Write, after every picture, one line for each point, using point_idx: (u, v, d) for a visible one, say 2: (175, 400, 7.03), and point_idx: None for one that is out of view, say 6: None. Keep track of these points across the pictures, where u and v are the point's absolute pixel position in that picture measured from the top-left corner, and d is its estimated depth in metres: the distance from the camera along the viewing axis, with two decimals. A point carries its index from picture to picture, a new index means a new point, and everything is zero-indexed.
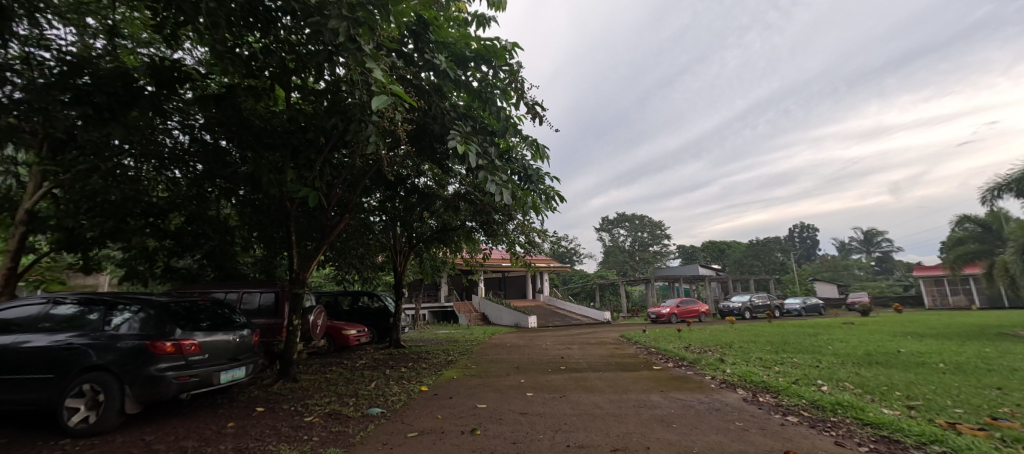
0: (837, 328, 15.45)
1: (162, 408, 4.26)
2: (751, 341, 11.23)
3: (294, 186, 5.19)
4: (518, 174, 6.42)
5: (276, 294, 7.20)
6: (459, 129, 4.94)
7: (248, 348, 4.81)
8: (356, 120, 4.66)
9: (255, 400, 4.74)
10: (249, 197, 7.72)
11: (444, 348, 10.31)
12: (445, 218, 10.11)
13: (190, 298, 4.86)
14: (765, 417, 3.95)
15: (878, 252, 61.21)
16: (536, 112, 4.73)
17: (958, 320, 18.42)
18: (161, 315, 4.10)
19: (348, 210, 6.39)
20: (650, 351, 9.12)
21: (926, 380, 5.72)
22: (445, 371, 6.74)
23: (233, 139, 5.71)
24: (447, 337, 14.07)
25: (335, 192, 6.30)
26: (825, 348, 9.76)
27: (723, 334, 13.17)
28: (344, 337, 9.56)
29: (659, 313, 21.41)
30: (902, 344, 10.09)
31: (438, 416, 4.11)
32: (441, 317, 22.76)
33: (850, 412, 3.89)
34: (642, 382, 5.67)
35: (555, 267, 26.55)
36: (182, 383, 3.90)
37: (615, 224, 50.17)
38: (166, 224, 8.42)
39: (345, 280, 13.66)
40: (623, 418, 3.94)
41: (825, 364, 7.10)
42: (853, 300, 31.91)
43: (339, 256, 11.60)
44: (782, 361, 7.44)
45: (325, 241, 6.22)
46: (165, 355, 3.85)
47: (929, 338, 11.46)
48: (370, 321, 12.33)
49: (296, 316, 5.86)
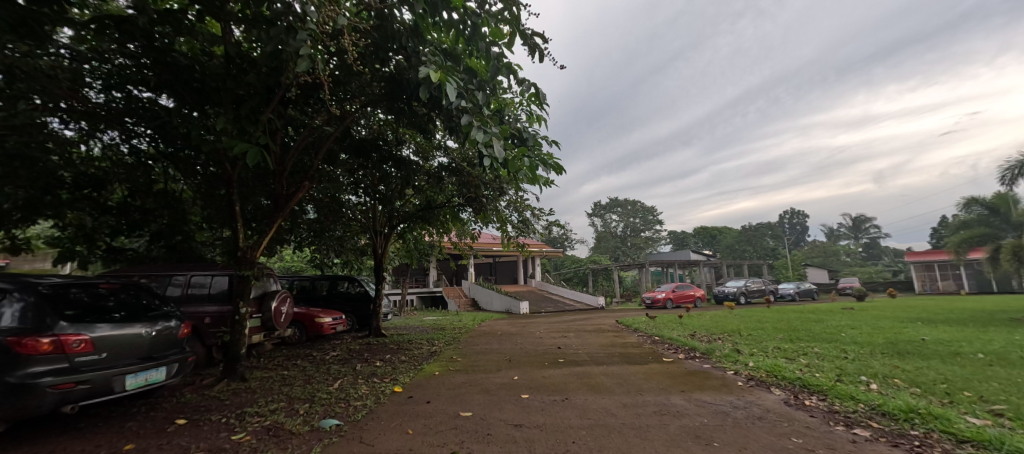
0: (841, 314, 14.89)
1: (44, 424, 3.33)
2: (758, 328, 10.50)
3: (230, 142, 4.16)
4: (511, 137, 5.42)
5: (229, 277, 6.22)
6: (435, 62, 3.93)
7: (171, 343, 3.90)
8: (294, 35, 3.60)
9: (179, 409, 3.81)
10: (197, 165, 6.69)
11: (429, 337, 9.42)
12: (429, 195, 9.16)
13: (95, 279, 3.89)
14: (827, 431, 3.10)
15: (867, 238, 61.46)
16: (536, 44, 3.71)
17: (958, 305, 17.97)
18: (46, 303, 3.15)
19: (308, 179, 5.33)
20: (655, 341, 8.32)
21: (983, 375, 4.94)
22: (426, 366, 5.80)
23: (159, 85, 4.68)
24: (434, 324, 13.18)
25: (290, 155, 5.26)
26: (841, 336, 9.03)
27: (725, 320, 12.45)
28: (317, 326, 8.60)
29: (654, 299, 20.82)
30: (919, 331, 9.41)
31: (408, 430, 3.20)
32: (430, 302, 21.95)
33: (937, 424, 3.07)
34: (656, 380, 4.82)
35: (547, 252, 25.74)
36: (64, 393, 2.99)
37: (607, 209, 49.46)
38: (105, 197, 7.34)
39: (323, 264, 12.62)
40: (646, 434, 3.06)
41: (853, 355, 6.34)
42: (845, 285, 31.67)
43: (314, 236, 10.57)
44: (805, 352, 6.66)
45: (276, 215, 5.14)
46: (39, 356, 2.93)
47: (942, 324, 10.84)
48: (350, 308, 11.34)
49: (244, 304, 4.89)
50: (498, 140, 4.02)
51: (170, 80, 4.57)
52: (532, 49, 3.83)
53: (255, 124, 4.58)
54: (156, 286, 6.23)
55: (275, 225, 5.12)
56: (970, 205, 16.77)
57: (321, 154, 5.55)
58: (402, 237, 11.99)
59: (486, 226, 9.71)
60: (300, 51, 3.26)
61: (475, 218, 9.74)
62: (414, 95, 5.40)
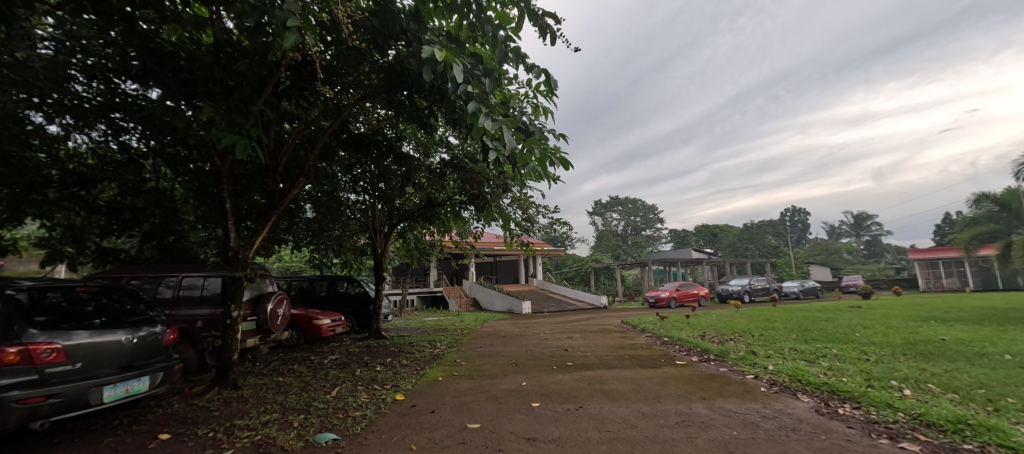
0: (848, 313, 14.63)
1: (14, 442, 3.06)
2: (767, 328, 10.22)
3: (217, 134, 3.86)
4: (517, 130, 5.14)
5: (222, 278, 5.94)
6: (438, 44, 3.65)
7: (154, 351, 3.64)
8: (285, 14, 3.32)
9: (163, 422, 3.54)
10: (188, 161, 6.41)
11: (430, 338, 9.15)
12: (430, 191, 8.88)
13: (72, 282, 3.61)
14: (873, 445, 2.81)
15: (869, 235, 61.20)
16: (548, 25, 3.41)
17: (967, 303, 17.68)
18: (14, 309, 2.88)
19: (303, 174, 5.01)
20: (664, 342, 8.04)
21: (1018, 378, 4.67)
22: (429, 371, 5.52)
23: (143, 74, 4.40)
24: (435, 325, 12.91)
25: (284, 149, 4.97)
26: (855, 336, 8.75)
27: (733, 320, 12.18)
28: (315, 328, 8.33)
29: (657, 298, 20.56)
30: (935, 330, 9.14)
31: (412, 446, 2.92)
32: (430, 302, 21.69)
33: (992, 437, 2.80)
34: (673, 386, 4.54)
35: (548, 251, 25.46)
36: (32, 408, 2.72)
37: (608, 208, 49.18)
38: (93, 196, 7.05)
39: (322, 264, 12.33)
40: (674, 449, 2.78)
41: (875, 357, 6.06)
42: (848, 283, 31.42)
43: (312, 235, 10.29)
44: (823, 354, 6.39)
45: (269, 212, 4.82)
46: (4, 368, 2.66)
47: (957, 322, 10.56)
48: (349, 309, 11.07)
49: (235, 308, 4.58)
50: (506, 128, 3.73)
51: (154, 70, 4.28)
52: (543, 31, 3.55)
53: (245, 116, 4.28)
54: (146, 288, 5.95)
55: (269, 223, 4.80)
56: (980, 201, 16.42)
57: (317, 147, 5.24)
58: (402, 237, 11.70)
59: (489, 225, 9.42)
60: (287, 24, 3.01)
61: (478, 216, 9.45)
62: (415, 85, 5.10)
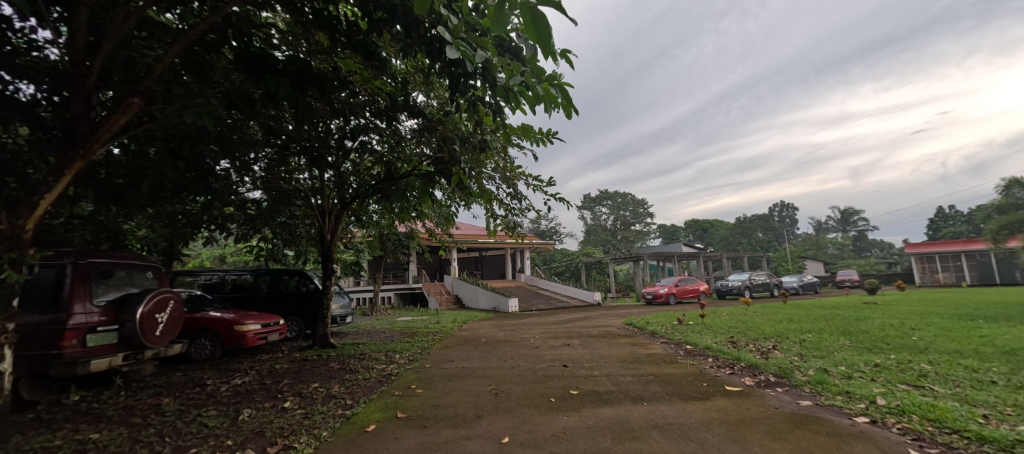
0: (872, 311, 13.04)
1: None
2: (801, 331, 8.51)
3: None
4: (498, 44, 3.37)
5: (63, 269, 4.20)
6: None
7: None
8: None
9: None
10: None
11: (391, 348, 7.25)
12: (389, 151, 6.86)
13: None
14: None
15: (855, 231, 60.70)
16: None
17: (987, 298, 16.24)
18: None
19: (139, 93, 3.00)
20: (689, 352, 6.25)
21: None
22: (361, 412, 3.55)
23: None
24: (405, 327, 10.98)
25: (104, 49, 2.95)
26: (919, 341, 7.06)
27: (751, 320, 10.44)
28: (237, 335, 6.38)
29: (656, 294, 18.93)
30: (1009, 334, 7.49)
31: None
32: (409, 299, 19.85)
33: None
34: (758, 446, 2.70)
35: (537, 244, 23.51)
36: None
37: (596, 202, 47.49)
38: None
39: (269, 255, 10.29)
40: None
41: (1000, 380, 4.33)
42: (843, 279, 30.28)
43: (247, 216, 8.23)
44: (921, 375, 4.62)
45: (73, 155, 2.84)
46: None
47: (1018, 324, 8.92)
48: (295, 309, 9.07)
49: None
50: None
51: None
52: None
53: None
54: None
55: (71, 170, 2.82)
56: (1012, 186, 14.12)
57: (174, 52, 3.21)
58: (362, 223, 9.67)
59: (467, 205, 7.46)
60: None
61: (454, 194, 7.50)
62: None
